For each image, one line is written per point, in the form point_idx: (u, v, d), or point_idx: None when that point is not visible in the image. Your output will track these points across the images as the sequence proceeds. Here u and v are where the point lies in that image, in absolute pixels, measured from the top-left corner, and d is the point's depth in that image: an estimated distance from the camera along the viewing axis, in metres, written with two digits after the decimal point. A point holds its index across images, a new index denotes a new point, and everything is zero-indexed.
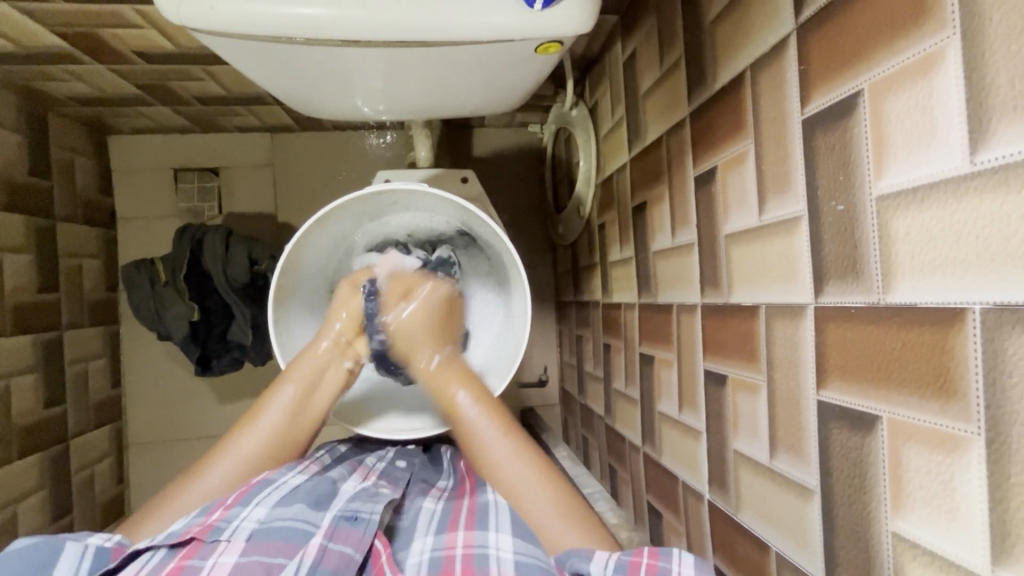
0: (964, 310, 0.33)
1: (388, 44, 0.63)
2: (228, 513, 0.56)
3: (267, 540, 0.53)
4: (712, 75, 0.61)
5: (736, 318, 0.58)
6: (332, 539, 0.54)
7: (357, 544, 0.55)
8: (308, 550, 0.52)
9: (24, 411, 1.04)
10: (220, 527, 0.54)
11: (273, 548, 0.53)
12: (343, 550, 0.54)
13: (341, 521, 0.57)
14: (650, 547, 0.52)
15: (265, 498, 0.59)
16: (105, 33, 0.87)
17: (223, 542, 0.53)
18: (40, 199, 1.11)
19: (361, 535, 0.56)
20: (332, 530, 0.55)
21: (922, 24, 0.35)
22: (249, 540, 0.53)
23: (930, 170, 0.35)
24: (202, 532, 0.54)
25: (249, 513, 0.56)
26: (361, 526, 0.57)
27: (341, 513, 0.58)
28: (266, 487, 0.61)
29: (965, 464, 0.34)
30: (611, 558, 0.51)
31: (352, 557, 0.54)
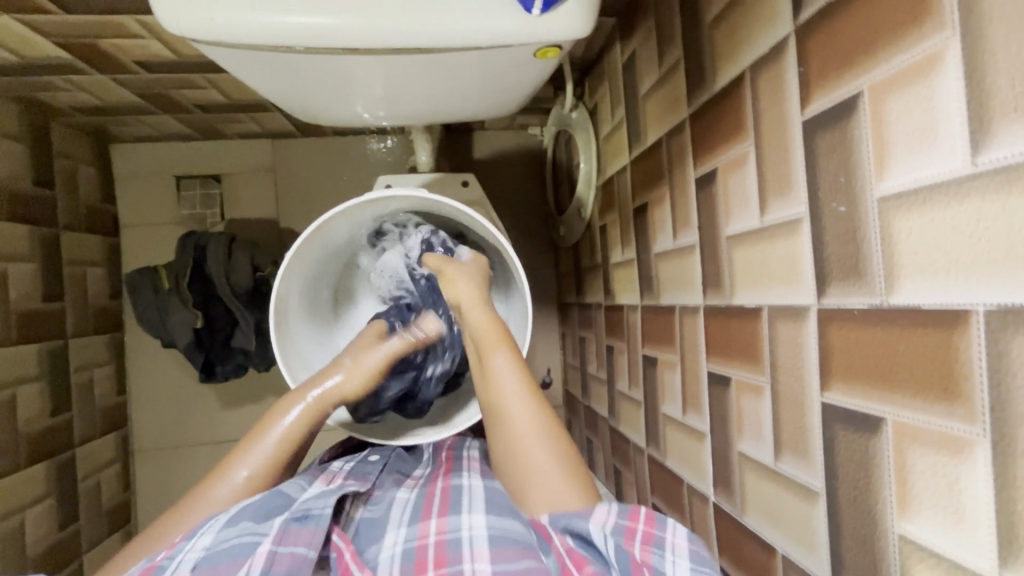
0: (967, 311, 0.33)
1: (388, 51, 0.63)
2: (172, 549, 0.55)
3: (213, 565, 0.53)
4: (712, 76, 0.61)
5: (739, 320, 0.58)
6: (282, 543, 0.55)
7: (309, 542, 0.57)
8: (255, 560, 0.53)
9: (30, 419, 1.04)
10: (163, 566, 0.53)
11: (221, 568, 0.52)
12: (295, 551, 0.55)
13: (290, 523, 0.57)
14: (646, 511, 0.53)
15: (213, 522, 0.58)
16: (106, 43, 0.87)
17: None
18: (43, 208, 1.11)
19: (312, 532, 0.57)
20: (282, 534, 0.56)
21: (921, 25, 0.35)
22: (194, 569, 0.52)
23: (931, 171, 0.35)
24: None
25: (193, 544, 0.55)
26: (312, 524, 0.58)
27: (291, 514, 0.58)
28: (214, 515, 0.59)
29: (972, 466, 0.33)
30: (610, 521, 0.52)
31: (304, 556, 0.55)
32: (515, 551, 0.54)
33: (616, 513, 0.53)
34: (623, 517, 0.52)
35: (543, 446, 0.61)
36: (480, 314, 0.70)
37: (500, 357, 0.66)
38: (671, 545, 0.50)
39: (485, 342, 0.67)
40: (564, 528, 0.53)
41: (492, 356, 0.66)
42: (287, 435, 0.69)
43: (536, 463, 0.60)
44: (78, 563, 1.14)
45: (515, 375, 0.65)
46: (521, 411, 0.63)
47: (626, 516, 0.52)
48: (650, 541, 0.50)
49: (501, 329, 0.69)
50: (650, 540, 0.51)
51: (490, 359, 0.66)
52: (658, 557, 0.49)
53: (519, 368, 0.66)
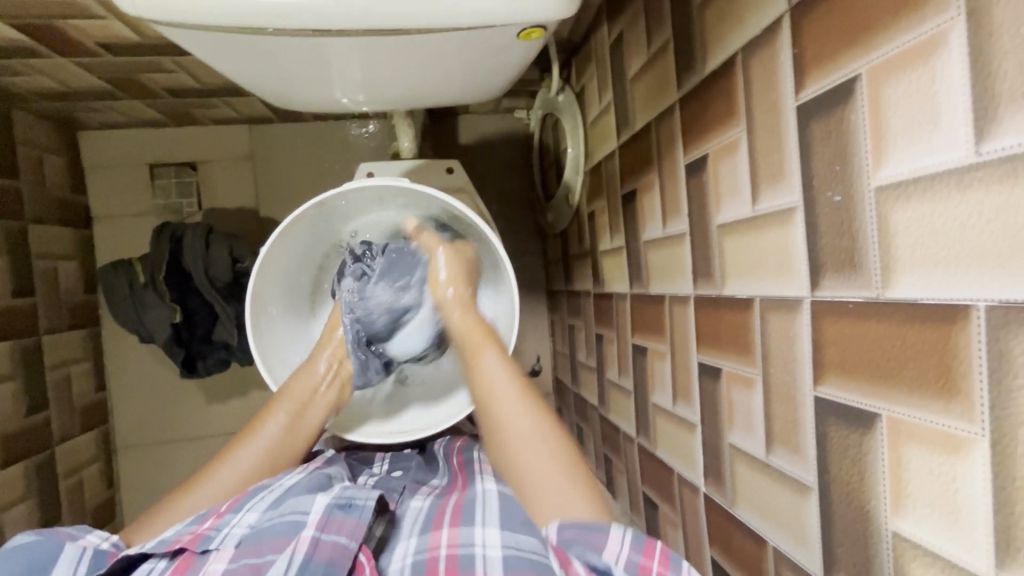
0: (967, 307, 0.32)
1: (364, 32, 0.60)
2: (219, 521, 0.57)
3: (257, 542, 0.53)
4: (703, 58, 0.59)
5: (730, 312, 0.57)
6: (324, 530, 0.54)
7: (351, 534, 0.54)
8: (298, 544, 0.52)
9: (4, 420, 1.01)
10: (210, 536, 0.55)
11: (265, 546, 0.52)
12: (337, 541, 0.53)
13: (335, 511, 0.56)
14: (662, 547, 0.49)
15: (259, 502, 0.59)
16: (64, 24, 0.82)
17: (213, 551, 0.53)
18: (9, 200, 1.07)
19: (354, 524, 0.55)
20: (325, 521, 0.54)
21: (923, 4, 0.33)
22: (239, 544, 0.53)
23: (932, 160, 0.33)
24: (191, 542, 0.54)
25: (239, 519, 0.56)
26: (355, 514, 0.56)
27: (336, 500, 0.57)
28: (258, 493, 0.61)
29: (969, 465, 0.33)
30: (622, 557, 0.48)
31: (346, 547, 0.53)
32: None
33: (629, 547, 0.49)
34: (638, 552, 0.49)
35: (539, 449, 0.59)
36: (462, 316, 0.73)
37: (488, 356, 0.68)
38: None
39: (472, 343, 0.70)
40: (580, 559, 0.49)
41: (478, 352, 0.69)
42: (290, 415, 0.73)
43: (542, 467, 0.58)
44: None
45: (504, 369, 0.67)
46: (512, 400, 0.64)
47: (642, 551, 0.49)
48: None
49: (487, 330, 0.72)
50: None
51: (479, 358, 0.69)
52: None
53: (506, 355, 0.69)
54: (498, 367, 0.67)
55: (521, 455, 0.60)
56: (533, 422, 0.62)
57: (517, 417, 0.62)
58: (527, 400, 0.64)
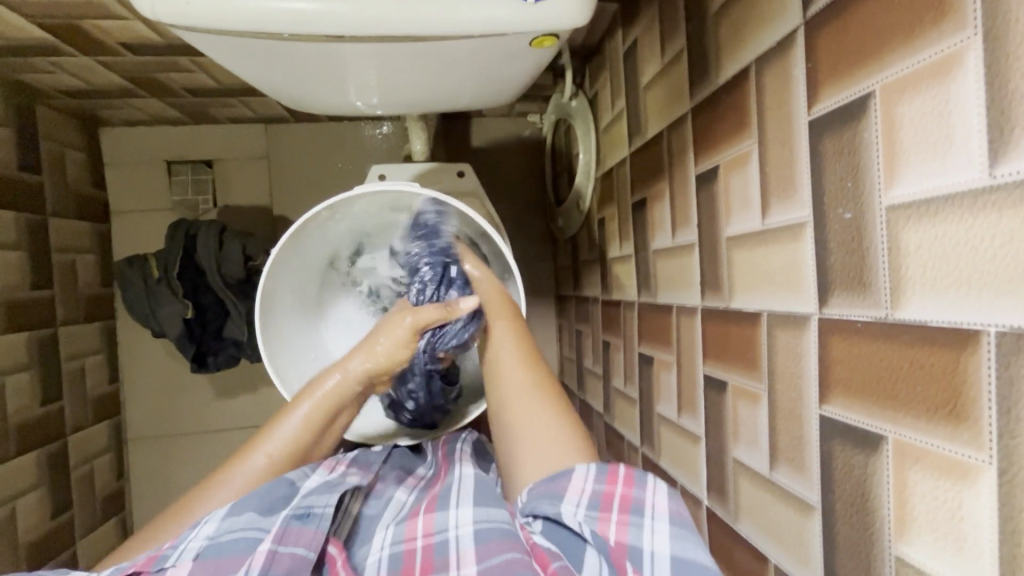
0: (978, 332, 0.31)
1: (378, 38, 0.60)
2: (176, 539, 0.56)
3: (216, 556, 0.54)
4: (717, 69, 0.58)
5: (738, 325, 0.56)
6: (283, 543, 0.56)
7: (309, 544, 0.57)
8: (254, 560, 0.53)
9: (19, 408, 1.03)
10: (166, 554, 0.54)
11: (223, 563, 0.54)
12: (295, 551, 0.56)
13: (293, 522, 0.58)
14: (626, 471, 0.53)
15: (215, 511, 0.58)
16: (88, 25, 0.84)
17: (169, 567, 0.53)
18: (31, 193, 1.09)
19: (313, 533, 0.58)
20: (283, 532, 0.56)
21: (941, 22, 0.33)
22: (197, 557, 0.54)
23: (946, 181, 0.33)
24: (146, 564, 0.54)
25: (197, 532, 0.56)
26: (314, 523, 0.59)
27: (294, 512, 0.58)
28: (223, 504, 0.61)
29: (975, 493, 0.32)
30: (586, 490, 0.52)
31: (304, 557, 0.56)
32: (496, 543, 0.54)
33: (592, 479, 0.52)
34: (601, 482, 0.52)
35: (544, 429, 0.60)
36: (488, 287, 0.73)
37: (501, 327, 0.70)
38: (652, 507, 0.50)
39: (492, 308, 0.71)
40: (532, 509, 0.53)
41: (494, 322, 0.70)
42: (310, 429, 0.67)
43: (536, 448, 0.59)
44: (72, 551, 1.14)
45: (512, 339, 0.69)
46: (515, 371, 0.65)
47: (605, 480, 0.52)
48: (628, 508, 0.50)
49: (506, 299, 0.72)
50: (629, 505, 0.50)
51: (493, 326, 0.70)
52: (634, 526, 0.49)
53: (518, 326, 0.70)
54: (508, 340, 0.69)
55: (521, 431, 0.61)
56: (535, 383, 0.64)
57: (524, 397, 0.63)
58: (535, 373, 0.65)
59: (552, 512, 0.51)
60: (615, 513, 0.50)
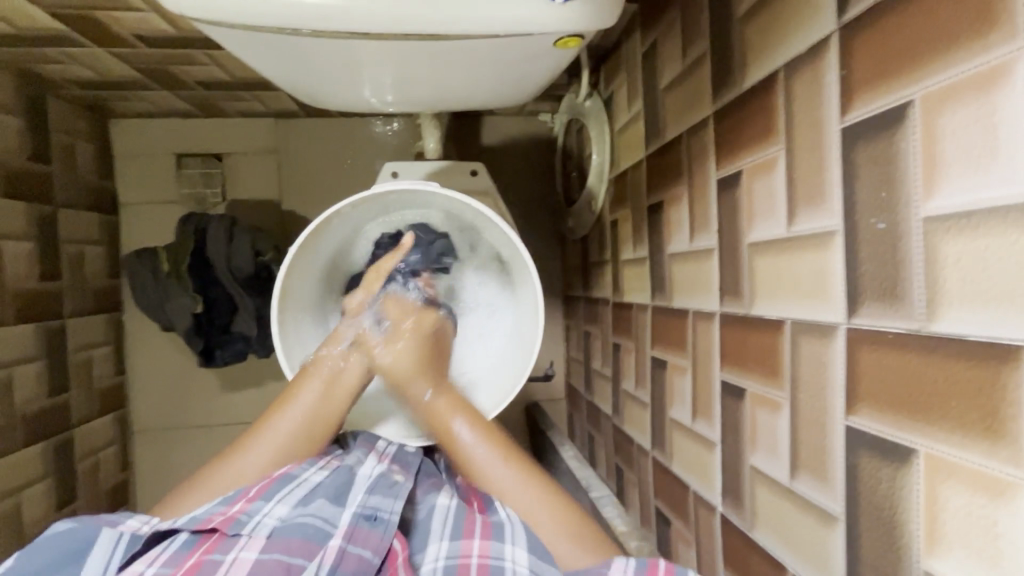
0: (1020, 347, 0.31)
1: (401, 36, 0.60)
2: (250, 507, 0.59)
3: (286, 540, 0.55)
4: (742, 73, 0.58)
5: (758, 331, 0.56)
6: (351, 542, 0.56)
7: (375, 548, 0.57)
8: (326, 553, 0.55)
9: (27, 400, 1.03)
10: (242, 520, 0.57)
11: (293, 546, 0.55)
12: (361, 554, 0.56)
13: (361, 522, 0.59)
14: (667, 564, 0.50)
15: (287, 494, 0.61)
16: (102, 15, 0.83)
17: (244, 537, 0.55)
18: (40, 184, 1.08)
19: (379, 539, 0.58)
20: (352, 532, 0.57)
21: (988, 33, 0.32)
22: (269, 536, 0.56)
23: (988, 195, 0.33)
24: (224, 524, 0.56)
25: (271, 509, 0.59)
26: (380, 529, 0.59)
27: (361, 512, 0.60)
28: (289, 480, 0.63)
29: (1013, 510, 0.32)
30: None
31: (369, 561, 0.56)
32: None
33: (634, 569, 0.50)
34: (642, 575, 0.50)
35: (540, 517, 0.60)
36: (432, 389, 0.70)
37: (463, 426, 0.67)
38: None
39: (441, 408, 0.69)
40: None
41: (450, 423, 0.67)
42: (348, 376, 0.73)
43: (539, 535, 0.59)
44: None
45: (475, 432, 0.66)
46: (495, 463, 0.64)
47: (645, 573, 0.50)
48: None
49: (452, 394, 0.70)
50: None
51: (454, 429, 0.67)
52: None
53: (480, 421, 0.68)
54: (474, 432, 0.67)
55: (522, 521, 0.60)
56: (519, 471, 0.64)
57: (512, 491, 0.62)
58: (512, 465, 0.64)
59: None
60: None
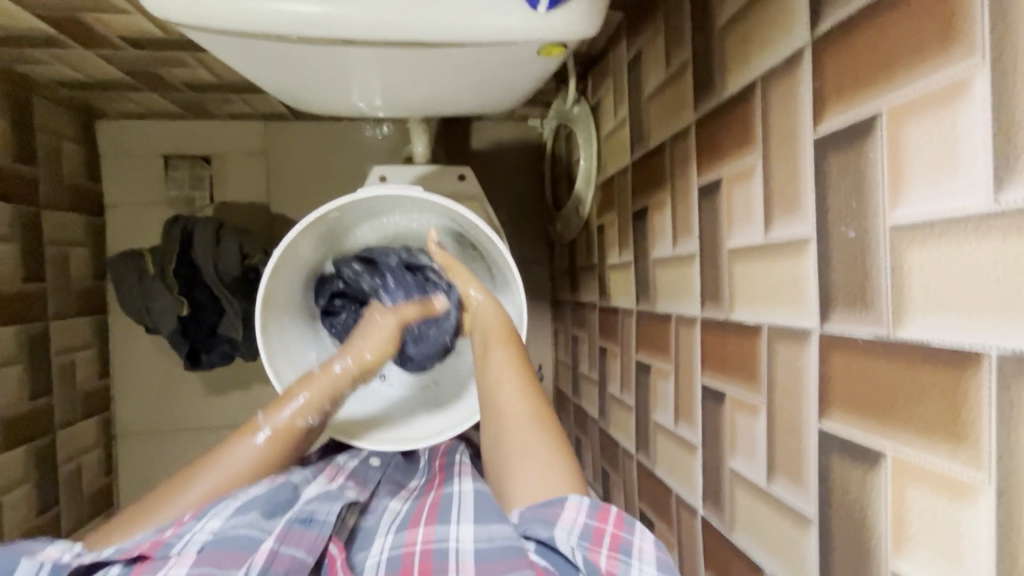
0: (980, 353, 0.32)
1: (386, 43, 0.60)
2: (180, 529, 0.58)
3: (218, 549, 0.55)
4: (722, 83, 0.59)
5: (737, 336, 0.57)
6: (284, 543, 0.57)
7: (309, 548, 0.58)
8: (256, 556, 0.55)
9: (8, 403, 1.02)
10: (170, 542, 0.56)
11: (224, 557, 0.55)
12: (296, 554, 0.57)
13: (296, 524, 0.59)
14: (617, 512, 0.53)
15: (223, 509, 0.61)
16: (88, 17, 0.83)
17: (172, 557, 0.55)
18: (24, 184, 1.07)
19: (315, 537, 0.59)
20: (285, 533, 0.58)
21: (949, 49, 0.33)
22: (200, 550, 0.55)
23: (950, 205, 0.34)
24: (152, 549, 0.56)
25: (202, 526, 0.58)
26: (315, 529, 0.59)
27: (296, 516, 0.60)
28: (224, 500, 0.62)
29: (974, 512, 0.32)
30: (577, 520, 0.52)
31: (303, 561, 0.57)
32: (502, 562, 0.53)
33: (585, 512, 0.52)
34: (593, 517, 0.52)
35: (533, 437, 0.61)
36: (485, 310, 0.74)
37: (500, 351, 0.70)
38: (638, 549, 0.50)
39: (491, 334, 0.72)
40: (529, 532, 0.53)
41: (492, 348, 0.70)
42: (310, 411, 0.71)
43: (523, 450, 0.60)
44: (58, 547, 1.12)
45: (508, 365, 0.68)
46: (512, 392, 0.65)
47: (597, 516, 0.52)
48: (617, 546, 0.51)
49: (507, 328, 0.73)
50: (618, 542, 0.51)
51: (492, 350, 0.70)
52: (624, 562, 0.50)
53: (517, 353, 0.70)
54: (508, 367, 0.68)
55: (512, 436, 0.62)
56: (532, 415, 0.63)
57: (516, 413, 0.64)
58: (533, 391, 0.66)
59: (541, 537, 0.52)
60: (606, 547, 0.50)
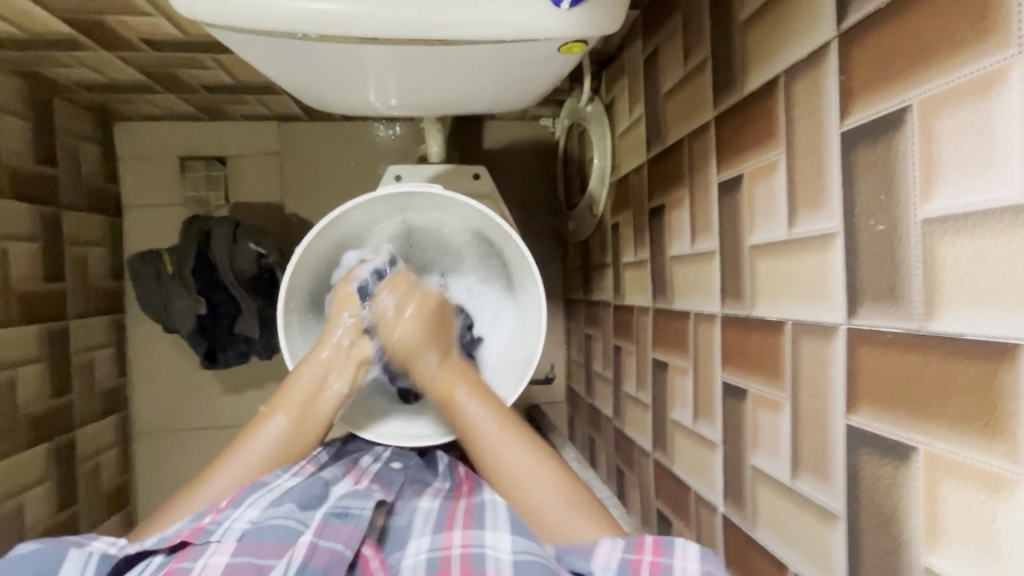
0: (1017, 345, 0.32)
1: (407, 41, 0.61)
2: (219, 515, 0.56)
3: (258, 539, 0.53)
4: (743, 79, 0.59)
5: (759, 332, 0.57)
6: (322, 536, 0.55)
7: (347, 541, 0.55)
8: (296, 549, 0.52)
9: (29, 401, 1.03)
10: (211, 529, 0.54)
11: (265, 546, 0.53)
12: (333, 546, 0.54)
13: (332, 519, 0.57)
14: (653, 539, 0.52)
15: (258, 500, 0.59)
16: (111, 20, 0.84)
17: (213, 543, 0.53)
18: (45, 185, 1.09)
19: (351, 530, 0.57)
20: (323, 527, 0.55)
21: (983, 39, 0.33)
22: (240, 538, 0.53)
23: (985, 197, 0.33)
24: (192, 535, 0.54)
25: (240, 514, 0.56)
26: (352, 522, 0.58)
27: (332, 510, 0.58)
28: (258, 489, 0.61)
29: (1011, 506, 0.32)
30: (613, 557, 0.52)
31: (342, 554, 0.54)
32: None
33: (621, 547, 0.52)
34: (629, 551, 0.52)
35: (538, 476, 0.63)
36: (428, 353, 0.74)
37: (462, 394, 0.70)
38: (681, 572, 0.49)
39: (444, 382, 0.71)
40: (568, 564, 0.53)
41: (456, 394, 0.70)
42: (313, 388, 0.72)
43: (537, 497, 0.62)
44: None
45: (484, 407, 0.69)
46: (500, 439, 0.66)
47: (632, 549, 0.52)
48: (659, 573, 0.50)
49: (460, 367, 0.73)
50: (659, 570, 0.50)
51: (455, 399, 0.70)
52: None
53: (481, 390, 0.71)
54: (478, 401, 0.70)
55: (516, 481, 0.63)
56: (526, 452, 0.65)
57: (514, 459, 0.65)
58: (505, 426, 0.67)
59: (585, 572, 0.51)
60: None
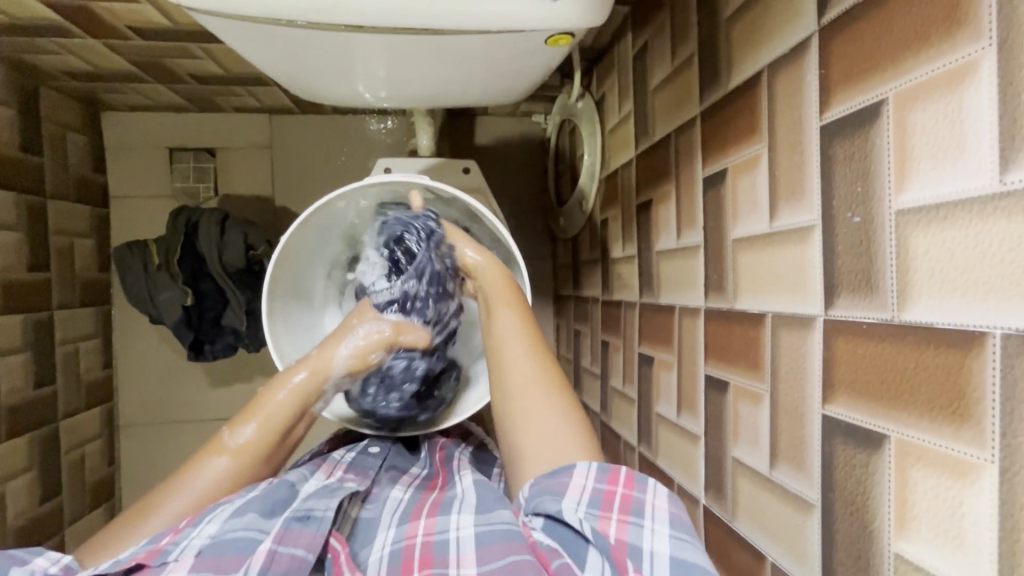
0: (985, 333, 0.32)
1: (393, 30, 0.61)
2: (178, 535, 0.56)
3: (217, 554, 0.54)
4: (728, 74, 0.59)
5: (740, 325, 0.57)
6: (282, 543, 0.56)
7: (308, 545, 0.57)
8: (254, 558, 0.54)
9: (12, 391, 1.02)
10: (168, 549, 0.54)
11: (223, 562, 0.53)
12: (295, 553, 0.56)
13: (293, 523, 0.58)
14: (628, 473, 0.54)
15: (218, 513, 0.58)
16: (98, 7, 0.84)
17: (171, 562, 0.53)
18: (30, 174, 1.08)
19: (313, 534, 0.58)
20: (283, 533, 0.56)
21: (955, 32, 0.34)
22: (199, 554, 0.53)
23: (956, 187, 0.34)
24: (149, 557, 0.54)
25: (199, 531, 0.56)
26: (314, 526, 0.59)
27: (294, 513, 0.59)
28: (220, 504, 0.60)
29: (977, 491, 0.33)
30: (586, 488, 0.52)
31: (303, 559, 0.56)
32: (500, 547, 0.53)
33: (593, 477, 0.53)
34: (602, 481, 0.53)
35: (545, 398, 0.61)
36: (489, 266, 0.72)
37: (507, 311, 0.68)
38: (650, 508, 0.51)
39: (495, 293, 0.70)
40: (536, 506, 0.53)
41: (498, 309, 0.68)
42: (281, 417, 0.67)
43: (538, 413, 0.60)
44: (59, 536, 1.13)
45: (519, 325, 0.67)
46: (524, 359, 0.64)
47: (606, 480, 0.53)
48: (627, 509, 0.51)
49: (511, 284, 0.71)
50: (629, 505, 0.51)
51: (499, 311, 0.69)
52: (635, 525, 0.50)
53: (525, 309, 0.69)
54: (515, 323, 0.68)
55: (518, 399, 0.62)
56: (543, 377, 0.63)
57: (526, 377, 0.63)
58: (535, 354, 0.65)
59: (552, 509, 0.52)
60: (615, 513, 0.51)
